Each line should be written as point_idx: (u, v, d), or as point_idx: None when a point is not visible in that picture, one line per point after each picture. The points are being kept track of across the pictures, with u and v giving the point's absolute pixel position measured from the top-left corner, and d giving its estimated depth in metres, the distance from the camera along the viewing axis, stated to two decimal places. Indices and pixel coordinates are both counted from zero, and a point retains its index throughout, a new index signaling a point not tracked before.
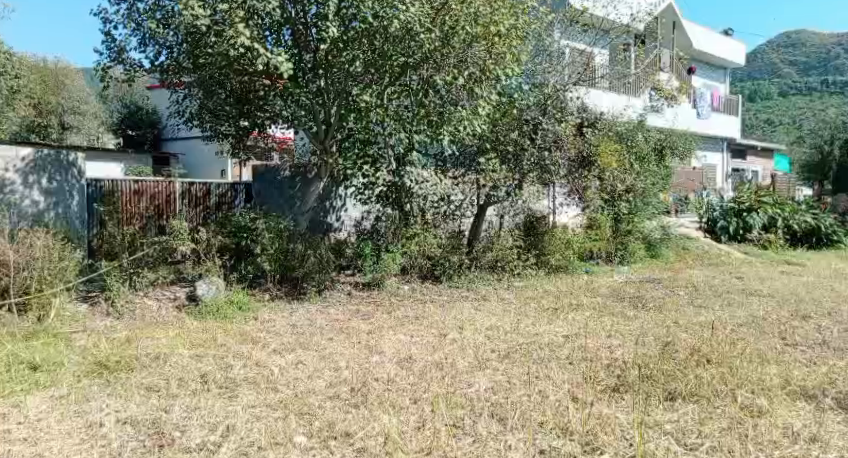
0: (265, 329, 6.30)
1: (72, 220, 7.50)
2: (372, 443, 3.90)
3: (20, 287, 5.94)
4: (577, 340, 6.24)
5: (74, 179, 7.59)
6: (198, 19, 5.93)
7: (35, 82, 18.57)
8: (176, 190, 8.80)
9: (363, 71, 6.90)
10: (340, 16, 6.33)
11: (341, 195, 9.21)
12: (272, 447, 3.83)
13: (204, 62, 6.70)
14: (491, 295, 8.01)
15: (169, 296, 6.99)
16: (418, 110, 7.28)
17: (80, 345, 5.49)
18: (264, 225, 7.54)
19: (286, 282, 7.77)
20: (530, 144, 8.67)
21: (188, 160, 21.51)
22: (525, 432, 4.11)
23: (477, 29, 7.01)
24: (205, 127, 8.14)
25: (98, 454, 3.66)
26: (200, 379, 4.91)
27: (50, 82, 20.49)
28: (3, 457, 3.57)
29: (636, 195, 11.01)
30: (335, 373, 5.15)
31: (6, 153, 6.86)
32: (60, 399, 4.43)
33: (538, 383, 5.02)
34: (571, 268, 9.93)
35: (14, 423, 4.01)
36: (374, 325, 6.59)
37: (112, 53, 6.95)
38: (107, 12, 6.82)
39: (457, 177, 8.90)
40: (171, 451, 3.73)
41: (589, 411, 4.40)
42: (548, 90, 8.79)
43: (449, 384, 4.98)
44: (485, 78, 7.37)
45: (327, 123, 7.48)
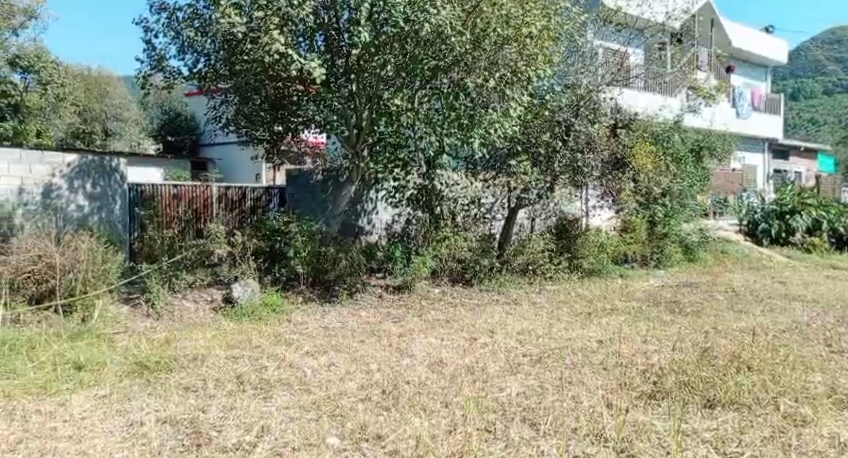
0: (298, 331, 6.39)
1: (115, 224, 7.73)
2: (403, 445, 3.93)
3: (66, 289, 6.19)
4: (612, 345, 6.15)
5: (117, 184, 7.81)
6: (235, 26, 6.11)
7: (81, 90, 19.30)
8: (214, 194, 8.99)
9: (394, 75, 6.95)
10: (372, 21, 6.38)
11: (372, 199, 9.18)
12: (306, 447, 3.89)
13: (239, 69, 6.85)
14: (523, 299, 7.96)
15: (207, 298, 7.09)
16: (449, 113, 7.24)
17: (122, 345, 5.66)
18: (297, 228, 7.73)
19: (319, 285, 7.82)
20: (562, 146, 8.58)
21: (225, 165, 21.76)
22: (558, 437, 4.07)
23: (509, 32, 7.03)
24: (242, 132, 8.32)
25: (139, 452, 3.77)
26: (236, 380, 5.02)
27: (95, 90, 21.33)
28: (49, 453, 3.70)
29: (672, 197, 10.81)
30: (367, 376, 5.19)
31: (54, 159, 7.20)
32: (103, 397, 4.57)
33: (571, 388, 4.97)
34: (606, 272, 9.77)
35: (60, 420, 4.16)
36: (405, 327, 6.62)
37: (153, 61, 7.19)
38: (148, 21, 7.03)
39: (488, 179, 8.88)
40: (209, 450, 3.82)
41: (625, 418, 4.34)
42: (581, 91, 8.70)
43: (480, 388, 4.97)
44: (517, 80, 7.36)
45: (358, 128, 7.52)
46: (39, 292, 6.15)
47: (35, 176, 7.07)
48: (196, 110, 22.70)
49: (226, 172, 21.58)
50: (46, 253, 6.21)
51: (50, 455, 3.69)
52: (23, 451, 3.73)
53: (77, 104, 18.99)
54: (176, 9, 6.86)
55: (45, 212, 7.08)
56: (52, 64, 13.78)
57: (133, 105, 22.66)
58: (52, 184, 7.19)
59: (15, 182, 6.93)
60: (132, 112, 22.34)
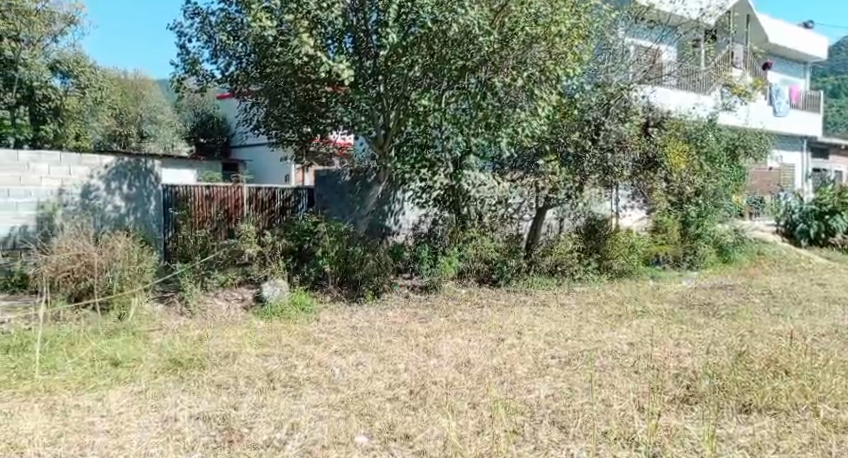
0: (326, 330, 6.45)
1: (150, 224, 7.93)
2: (431, 446, 3.94)
3: (103, 288, 6.37)
4: (643, 348, 6.05)
5: (152, 185, 8.02)
6: (265, 30, 6.18)
7: (118, 94, 19.84)
8: (245, 195, 9.03)
9: (422, 76, 7.01)
10: (400, 22, 6.41)
11: (399, 199, 9.21)
12: (335, 446, 3.93)
13: (270, 72, 6.97)
14: (551, 300, 7.89)
15: (238, 296, 7.17)
16: (477, 113, 7.22)
17: (157, 343, 5.79)
18: (325, 229, 7.82)
19: (346, 285, 7.83)
20: (592, 145, 8.50)
21: (255, 166, 21.97)
22: (588, 441, 4.04)
23: (537, 30, 6.96)
24: (271, 134, 8.42)
25: (173, 448, 3.86)
26: (266, 378, 5.10)
27: (131, 94, 21.90)
28: (88, 448, 3.81)
29: (706, 198, 10.56)
30: (394, 376, 5.22)
31: (91, 161, 7.51)
32: (139, 393, 4.70)
33: (600, 392, 4.91)
34: (636, 274, 9.58)
35: (98, 415, 4.29)
36: (432, 328, 6.64)
37: (186, 65, 7.33)
38: (182, 26, 7.18)
39: (515, 179, 8.80)
40: (240, 447, 3.89)
41: (657, 422, 4.28)
42: (611, 90, 8.58)
43: (508, 389, 4.95)
44: (545, 79, 7.31)
45: (386, 128, 7.61)
46: (78, 290, 6.36)
47: (74, 178, 7.41)
48: (228, 113, 23.22)
49: (256, 173, 21.84)
50: (84, 253, 6.40)
51: (88, 449, 3.80)
52: (63, 444, 3.85)
53: (114, 108, 19.47)
54: (209, 13, 7.02)
55: (84, 212, 7.41)
56: (88, 69, 14.27)
57: (166, 108, 23.13)
58: (91, 185, 7.50)
59: (55, 184, 7.29)
60: (165, 114, 22.73)
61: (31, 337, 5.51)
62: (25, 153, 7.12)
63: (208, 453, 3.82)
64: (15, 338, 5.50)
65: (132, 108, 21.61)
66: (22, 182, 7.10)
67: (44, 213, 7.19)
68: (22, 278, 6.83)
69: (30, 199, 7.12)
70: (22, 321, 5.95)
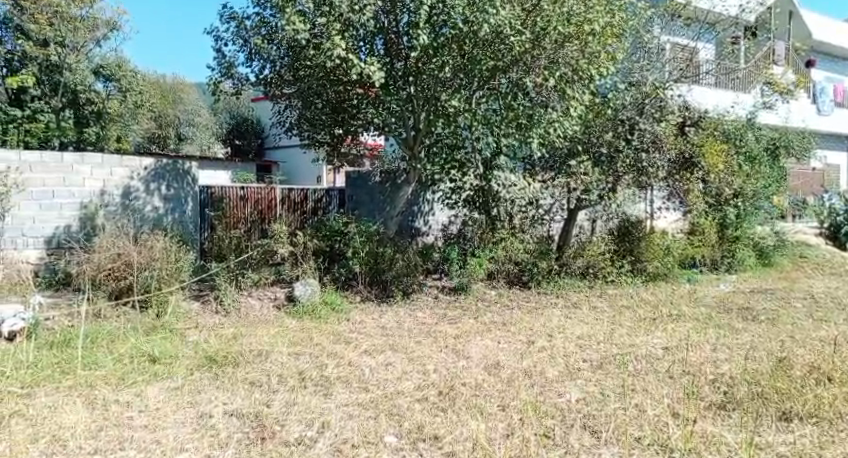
0: (356, 330, 6.51)
1: (187, 225, 8.11)
2: (460, 448, 3.95)
3: (142, 286, 6.54)
4: (678, 353, 5.92)
5: (190, 186, 8.21)
6: (299, 33, 6.29)
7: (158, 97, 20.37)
8: (278, 196, 8.99)
9: (452, 76, 6.99)
10: (431, 23, 6.52)
11: (429, 200, 9.24)
12: (365, 445, 3.99)
13: (303, 74, 7.06)
14: (583, 303, 7.79)
15: (270, 296, 7.28)
16: (507, 113, 7.21)
17: (193, 340, 5.94)
18: (356, 229, 7.87)
19: (376, 285, 7.86)
20: (626, 146, 8.39)
21: (288, 167, 22.34)
22: (621, 446, 3.99)
23: (569, 29, 6.87)
24: (304, 135, 8.44)
25: (208, 443, 3.96)
26: (298, 376, 5.17)
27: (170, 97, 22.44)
28: (127, 442, 3.94)
29: (745, 199, 10.27)
30: (423, 376, 5.24)
31: (132, 162, 7.75)
32: (176, 389, 4.83)
33: (634, 397, 4.82)
34: (672, 277, 9.29)
35: (136, 410, 4.42)
36: (462, 329, 6.64)
37: (222, 68, 7.49)
38: (219, 30, 7.36)
39: (547, 180, 8.57)
40: (273, 444, 3.97)
41: (692, 428, 4.20)
42: (647, 88, 8.42)
43: (539, 393, 4.91)
44: (578, 78, 7.21)
45: (416, 130, 7.65)
46: (118, 288, 6.56)
47: (116, 179, 7.67)
48: (262, 116, 23.79)
49: (289, 174, 22.17)
50: (124, 252, 6.61)
51: (127, 443, 3.93)
52: (104, 438, 3.99)
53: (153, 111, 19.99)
54: (245, 17, 7.13)
55: (124, 213, 7.68)
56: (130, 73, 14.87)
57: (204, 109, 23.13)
58: (131, 186, 7.75)
59: (97, 185, 7.56)
60: (204, 117, 22.75)
61: (74, 333, 5.72)
62: (70, 155, 7.41)
63: (241, 449, 3.90)
64: (59, 334, 5.71)
65: (171, 110, 22.13)
66: (66, 183, 7.39)
67: (86, 213, 7.47)
68: (66, 276, 7.10)
69: (74, 200, 7.41)
70: (65, 318, 6.17)
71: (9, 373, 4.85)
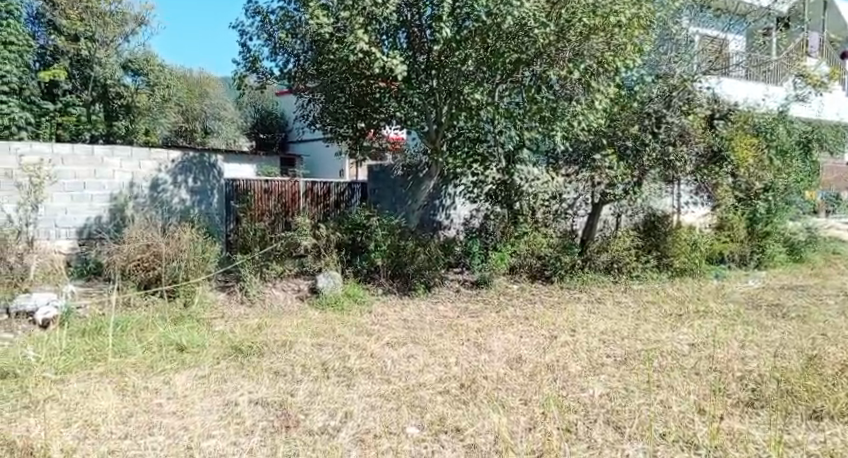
0: (379, 322, 6.55)
1: (213, 217, 8.25)
2: (482, 440, 3.97)
3: (170, 276, 6.68)
4: (705, 350, 5.82)
5: (216, 179, 8.34)
6: (322, 27, 6.36)
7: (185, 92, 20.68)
8: (301, 189, 9.06)
9: (475, 70, 7.02)
10: (454, 16, 6.44)
11: (451, 194, 9.21)
12: (386, 435, 4.03)
13: (326, 68, 7.07)
14: (607, 298, 7.72)
15: (294, 287, 7.36)
16: (530, 106, 7.22)
17: (219, 330, 6.05)
18: (378, 222, 7.90)
19: (398, 278, 7.90)
20: (653, 139, 8.23)
21: (311, 161, 22.44)
22: (645, 442, 3.97)
23: (595, 21, 6.73)
24: (327, 129, 8.49)
25: (234, 431, 4.05)
26: (321, 367, 5.24)
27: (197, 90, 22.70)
28: (157, 428, 4.05)
29: (776, 194, 10.04)
30: (445, 369, 5.26)
31: (159, 155, 7.90)
32: (203, 377, 4.93)
33: (658, 393, 4.77)
34: (699, 273, 9.12)
35: (164, 398, 4.52)
36: (484, 323, 6.63)
37: (248, 63, 7.60)
38: (244, 25, 7.44)
39: (570, 174, 8.64)
40: (297, 433, 4.04)
41: (718, 425, 4.15)
42: (674, 81, 8.30)
43: (561, 387, 4.89)
44: (603, 71, 7.15)
45: (438, 123, 7.61)
46: (147, 278, 6.70)
47: (144, 171, 7.83)
48: (288, 109, 23.81)
49: (312, 168, 22.31)
50: (153, 243, 6.75)
51: (157, 429, 4.03)
52: (134, 424, 4.10)
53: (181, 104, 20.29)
54: (270, 12, 7.20)
55: (152, 205, 7.85)
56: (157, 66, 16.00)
57: (230, 103, 23.44)
58: (159, 178, 7.91)
59: (126, 178, 7.73)
60: (229, 111, 23.24)
61: (105, 321, 5.87)
62: (101, 148, 7.58)
63: (266, 437, 3.98)
64: (91, 322, 5.85)
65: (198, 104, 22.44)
66: (97, 175, 7.56)
67: (116, 204, 7.66)
68: (97, 266, 7.28)
69: (104, 192, 7.60)
70: (96, 307, 6.33)
71: (43, 359, 5.00)
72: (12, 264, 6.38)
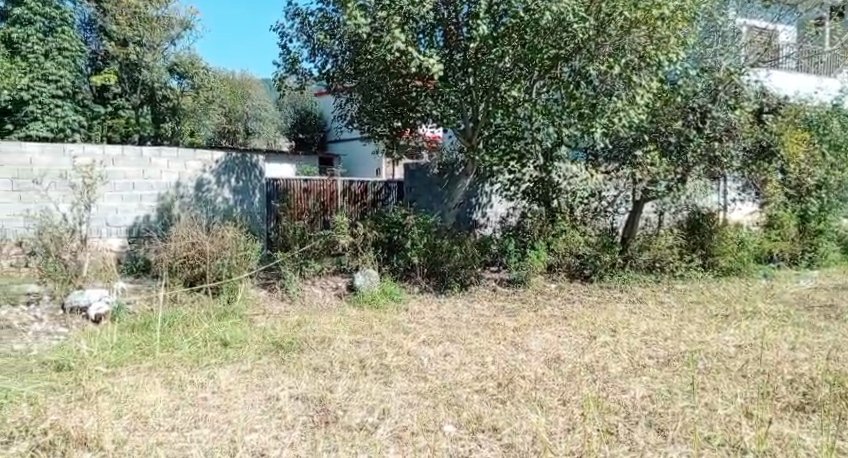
0: (415, 320, 6.58)
1: (255, 216, 8.43)
2: (520, 440, 3.95)
3: (214, 274, 6.87)
4: (753, 351, 5.64)
5: (257, 179, 8.55)
6: (359, 27, 6.39)
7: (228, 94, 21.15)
8: (339, 188, 9.19)
9: (512, 66, 6.92)
10: (492, 13, 6.48)
11: (487, 192, 9.26)
12: (424, 433, 4.05)
13: (364, 68, 7.18)
14: (649, 298, 7.54)
15: (333, 285, 7.46)
16: (569, 103, 7.12)
17: (260, 326, 6.19)
18: (414, 220, 7.90)
19: (434, 276, 7.93)
20: (698, 135, 8.00)
21: (348, 160, 22.74)
22: (689, 445, 3.88)
23: (637, 15, 6.62)
24: (364, 129, 8.54)
25: (275, 425, 4.14)
26: (358, 364, 5.29)
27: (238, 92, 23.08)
28: (201, 421, 4.17)
29: (831, 191, 9.61)
30: (482, 368, 5.24)
31: (204, 156, 8.13)
32: (245, 372, 5.05)
33: (703, 395, 4.64)
34: (746, 272, 8.87)
35: (209, 391, 4.66)
36: (522, 322, 6.58)
37: (287, 64, 7.70)
38: (284, 27, 7.55)
39: (610, 171, 8.44)
40: (335, 428, 4.10)
41: (767, 429, 4.02)
42: (720, 74, 8.04)
43: (601, 388, 4.81)
44: (645, 65, 7.04)
45: (475, 121, 7.64)
46: (193, 275, 6.90)
47: (190, 172, 8.09)
48: (325, 110, 24.39)
49: (350, 167, 22.57)
50: (197, 241, 6.91)
51: (202, 422, 4.15)
52: (181, 416, 4.23)
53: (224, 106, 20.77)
54: (309, 14, 7.31)
55: (197, 204, 8.09)
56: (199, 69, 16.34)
57: (271, 104, 23.80)
58: (204, 179, 8.15)
59: (173, 178, 8.00)
60: (270, 112, 23.29)
61: (153, 317, 6.08)
62: (148, 150, 7.85)
63: (306, 432, 4.06)
64: (140, 318, 6.06)
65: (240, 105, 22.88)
66: (146, 176, 7.85)
67: (164, 204, 7.94)
68: (146, 263, 7.54)
69: (152, 192, 7.89)
70: (145, 303, 6.57)
71: (96, 353, 5.20)
72: (67, 261, 6.60)
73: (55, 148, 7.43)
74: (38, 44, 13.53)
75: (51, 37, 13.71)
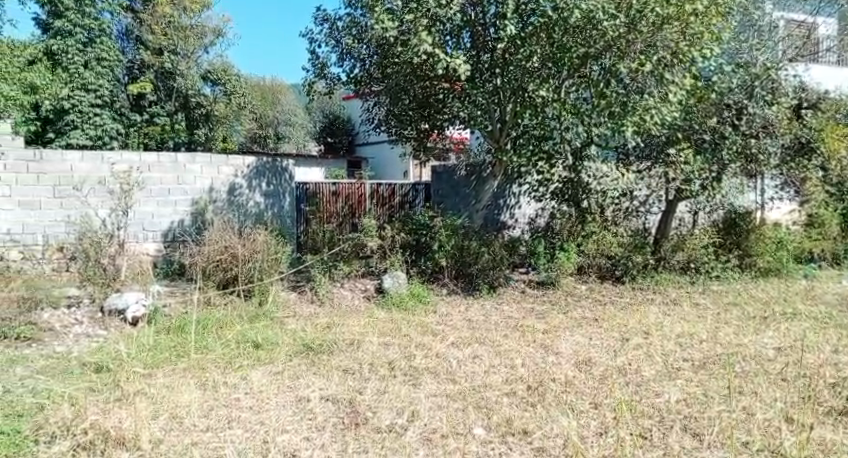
0: (444, 322, 6.57)
1: (285, 219, 8.60)
2: (551, 444, 3.91)
3: (246, 276, 6.96)
4: (793, 354, 5.45)
5: (287, 182, 8.72)
6: (387, 31, 6.46)
7: (258, 100, 21.57)
8: (367, 191, 9.24)
9: (541, 66, 6.89)
10: (519, 13, 6.51)
11: (515, 193, 9.19)
12: (453, 435, 4.04)
13: (391, 71, 7.20)
14: (683, 300, 7.37)
15: (362, 287, 7.50)
16: (599, 101, 7.08)
17: (291, 328, 6.26)
18: (442, 222, 7.90)
19: (462, 278, 7.92)
20: (733, 132, 7.83)
21: (376, 163, 22.82)
22: (726, 451, 3.78)
23: (670, 11, 6.46)
24: (391, 131, 8.62)
25: (306, 426, 4.17)
26: (387, 366, 5.30)
27: (269, 98, 23.52)
28: (234, 422, 4.23)
29: None
30: (511, 370, 5.19)
31: (236, 161, 8.29)
32: (277, 374, 5.11)
33: (741, 399, 4.51)
34: (785, 272, 8.61)
35: (242, 392, 4.73)
36: (552, 324, 6.50)
37: (316, 69, 7.80)
38: (313, 33, 7.66)
39: (642, 170, 8.30)
40: (365, 430, 4.11)
41: (809, 435, 3.89)
42: (757, 69, 7.79)
43: (634, 392, 4.70)
44: (678, 62, 6.88)
45: (502, 122, 7.58)
46: (226, 278, 6.99)
47: (223, 177, 8.25)
48: (353, 113, 24.23)
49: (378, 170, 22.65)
50: (230, 245, 7.03)
51: (235, 423, 4.22)
52: (215, 417, 4.30)
53: (255, 113, 21.14)
54: (337, 19, 7.37)
55: (230, 208, 8.27)
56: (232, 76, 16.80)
57: (300, 110, 24.21)
58: (236, 183, 8.30)
59: (206, 183, 8.18)
60: (299, 117, 24.08)
61: (188, 319, 6.20)
62: (182, 156, 8.04)
63: (336, 433, 4.08)
64: (175, 321, 6.19)
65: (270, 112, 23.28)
66: (180, 181, 8.03)
67: (197, 208, 8.12)
68: (180, 267, 7.70)
69: (186, 197, 8.07)
70: (180, 306, 6.71)
71: (133, 355, 5.33)
72: (106, 265, 6.79)
73: (94, 156, 7.66)
74: (78, 54, 14.00)
75: (90, 48, 14.18)
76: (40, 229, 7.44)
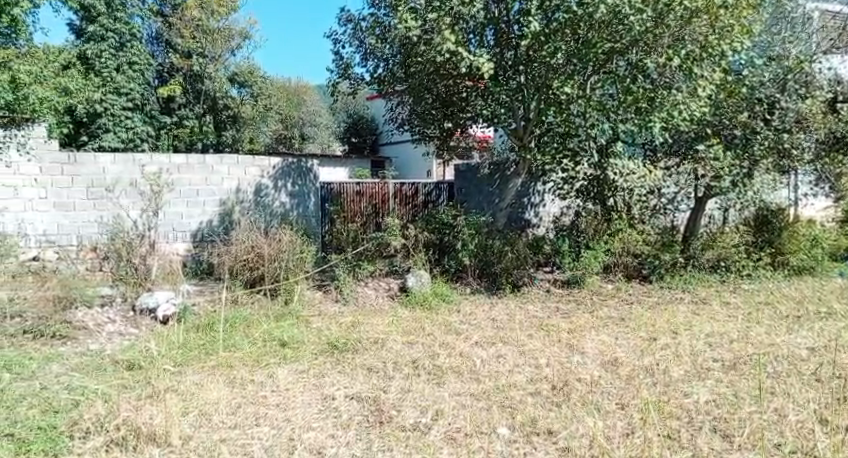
0: (468, 321, 6.55)
1: (311, 220, 8.64)
2: (576, 444, 3.86)
3: (272, 276, 7.04)
4: (828, 355, 5.29)
5: (312, 183, 8.72)
6: (410, 30, 6.46)
7: (285, 102, 21.79)
8: (390, 191, 9.25)
9: (565, 63, 6.76)
10: (543, 9, 6.45)
11: (540, 191, 9.20)
12: (477, 435, 4.02)
13: (414, 71, 7.15)
14: (713, 299, 7.22)
15: (385, 286, 7.50)
16: (625, 98, 6.86)
17: (316, 327, 6.31)
18: (464, 221, 7.91)
19: (486, 277, 7.88)
20: (765, 126, 7.65)
21: (401, 162, 22.87)
22: (757, 453, 3.69)
23: (698, 4, 6.40)
24: (415, 131, 8.64)
25: (331, 424, 4.20)
26: (411, 364, 5.31)
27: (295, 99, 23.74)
28: (260, 419, 4.29)
29: None
30: (536, 370, 5.15)
31: (262, 162, 8.40)
32: (303, 372, 5.15)
33: (772, 400, 4.38)
34: (820, 270, 8.35)
35: (269, 390, 4.78)
36: (576, 323, 6.44)
37: (340, 70, 7.85)
38: (337, 33, 7.72)
39: (670, 167, 8.19)
40: (390, 428, 4.13)
41: (844, 437, 3.78)
42: (790, 62, 7.57)
43: (661, 392, 4.62)
44: (707, 56, 6.77)
45: (526, 119, 7.52)
46: (252, 276, 7.08)
47: (249, 177, 8.37)
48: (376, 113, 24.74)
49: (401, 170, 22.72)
50: (256, 244, 7.11)
51: (262, 420, 4.27)
52: (242, 414, 4.36)
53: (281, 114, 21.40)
54: (360, 19, 7.41)
55: (256, 209, 8.38)
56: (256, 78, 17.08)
57: (325, 111, 24.36)
58: (262, 183, 8.42)
59: (233, 184, 8.31)
60: (324, 118, 24.17)
61: (216, 318, 6.29)
62: (210, 157, 8.18)
63: (361, 431, 4.10)
64: (204, 319, 6.29)
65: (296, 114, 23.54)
66: (208, 182, 8.18)
67: (225, 209, 8.26)
68: (208, 266, 7.81)
69: (214, 197, 8.21)
70: (209, 304, 6.83)
71: (164, 353, 5.43)
72: (137, 265, 6.94)
73: (126, 158, 7.84)
74: (111, 59, 14.39)
75: (122, 52, 14.55)
76: (74, 230, 7.67)
